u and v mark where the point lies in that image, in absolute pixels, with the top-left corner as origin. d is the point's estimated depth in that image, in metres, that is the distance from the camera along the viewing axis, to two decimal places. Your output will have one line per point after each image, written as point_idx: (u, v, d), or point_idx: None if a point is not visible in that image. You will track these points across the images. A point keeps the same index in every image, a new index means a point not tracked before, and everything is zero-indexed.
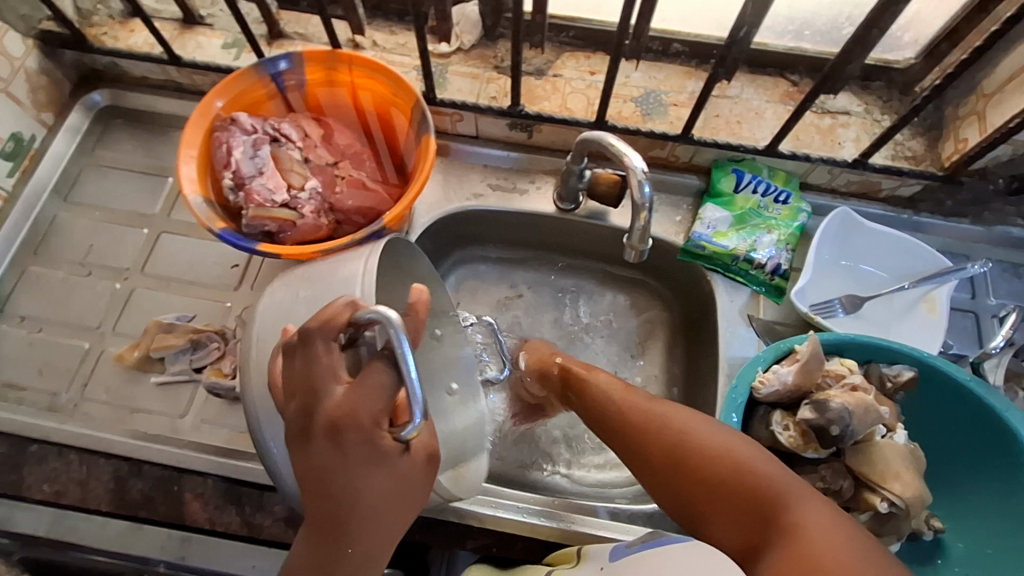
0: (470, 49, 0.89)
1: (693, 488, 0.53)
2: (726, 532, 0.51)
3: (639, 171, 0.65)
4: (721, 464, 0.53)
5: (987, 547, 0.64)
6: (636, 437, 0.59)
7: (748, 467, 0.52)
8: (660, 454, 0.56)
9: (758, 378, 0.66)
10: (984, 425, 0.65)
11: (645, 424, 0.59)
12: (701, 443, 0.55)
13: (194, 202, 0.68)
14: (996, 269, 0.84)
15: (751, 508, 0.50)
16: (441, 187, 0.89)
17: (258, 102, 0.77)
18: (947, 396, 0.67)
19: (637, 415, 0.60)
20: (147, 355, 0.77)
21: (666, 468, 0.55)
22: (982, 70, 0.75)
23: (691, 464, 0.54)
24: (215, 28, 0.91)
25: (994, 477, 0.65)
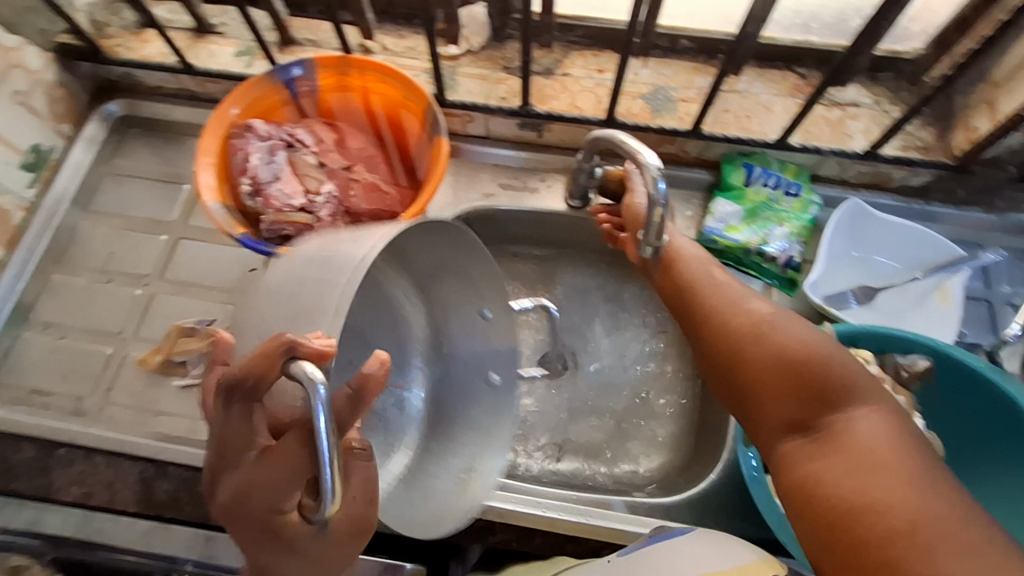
0: (478, 51, 0.90)
1: (738, 364, 0.52)
2: (788, 435, 0.47)
3: (654, 168, 0.63)
4: (806, 369, 0.48)
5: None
6: (705, 310, 0.58)
7: (829, 359, 0.48)
8: (723, 328, 0.55)
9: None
10: (1001, 411, 0.65)
11: (723, 300, 0.57)
12: (772, 331, 0.51)
13: (213, 208, 0.69)
14: (1010, 257, 0.84)
15: (808, 397, 0.47)
16: (452, 188, 0.90)
17: (273, 108, 0.79)
18: (963, 384, 0.68)
19: (715, 294, 0.59)
20: (169, 359, 0.78)
21: (722, 340, 0.54)
22: (992, 59, 0.76)
23: (753, 350, 0.51)
24: (227, 36, 0.93)
25: (1011, 464, 0.65)
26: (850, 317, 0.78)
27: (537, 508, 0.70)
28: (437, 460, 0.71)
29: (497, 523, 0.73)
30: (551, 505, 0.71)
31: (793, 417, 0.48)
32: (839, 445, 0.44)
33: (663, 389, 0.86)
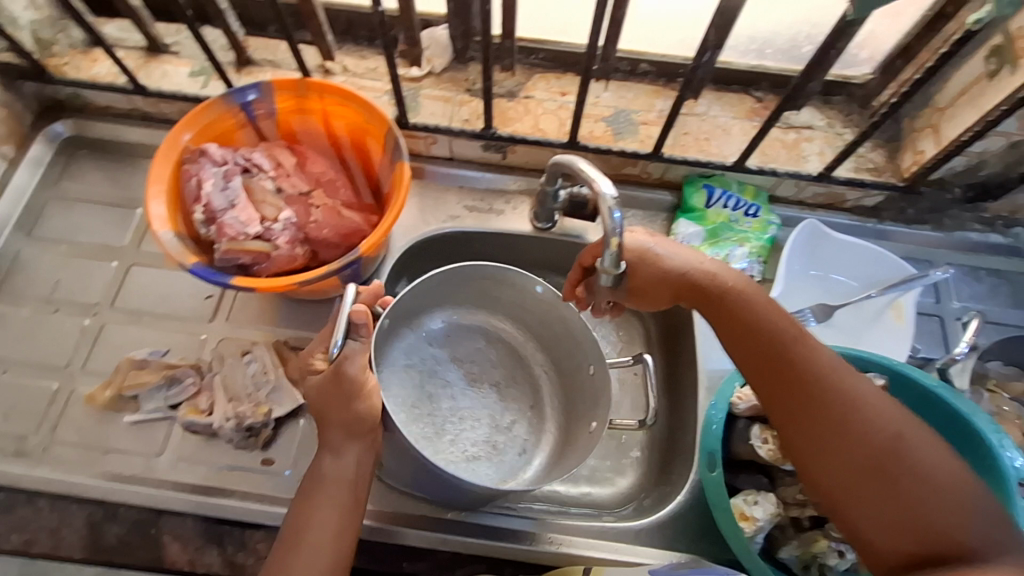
0: (441, 72, 0.90)
1: (778, 387, 0.59)
2: (844, 484, 0.55)
3: (609, 198, 0.62)
4: (877, 437, 0.55)
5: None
6: (761, 351, 0.61)
7: (865, 412, 0.56)
8: (801, 379, 0.58)
9: (738, 394, 0.69)
10: (953, 427, 0.67)
11: (788, 349, 0.60)
12: (855, 391, 0.57)
13: (164, 237, 0.67)
14: (958, 273, 0.87)
15: (817, 434, 0.57)
16: (417, 210, 0.89)
17: (228, 132, 0.77)
18: (917, 401, 0.69)
19: (772, 336, 0.61)
20: (120, 394, 0.75)
21: (799, 393, 0.58)
22: (935, 85, 0.79)
23: (849, 411, 0.56)
24: (181, 56, 0.90)
25: None
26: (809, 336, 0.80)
27: (508, 538, 0.70)
28: (491, 451, 0.77)
29: (466, 555, 0.72)
30: (521, 534, 0.70)
31: (853, 475, 0.55)
32: (937, 495, 0.52)
33: (631, 409, 0.86)
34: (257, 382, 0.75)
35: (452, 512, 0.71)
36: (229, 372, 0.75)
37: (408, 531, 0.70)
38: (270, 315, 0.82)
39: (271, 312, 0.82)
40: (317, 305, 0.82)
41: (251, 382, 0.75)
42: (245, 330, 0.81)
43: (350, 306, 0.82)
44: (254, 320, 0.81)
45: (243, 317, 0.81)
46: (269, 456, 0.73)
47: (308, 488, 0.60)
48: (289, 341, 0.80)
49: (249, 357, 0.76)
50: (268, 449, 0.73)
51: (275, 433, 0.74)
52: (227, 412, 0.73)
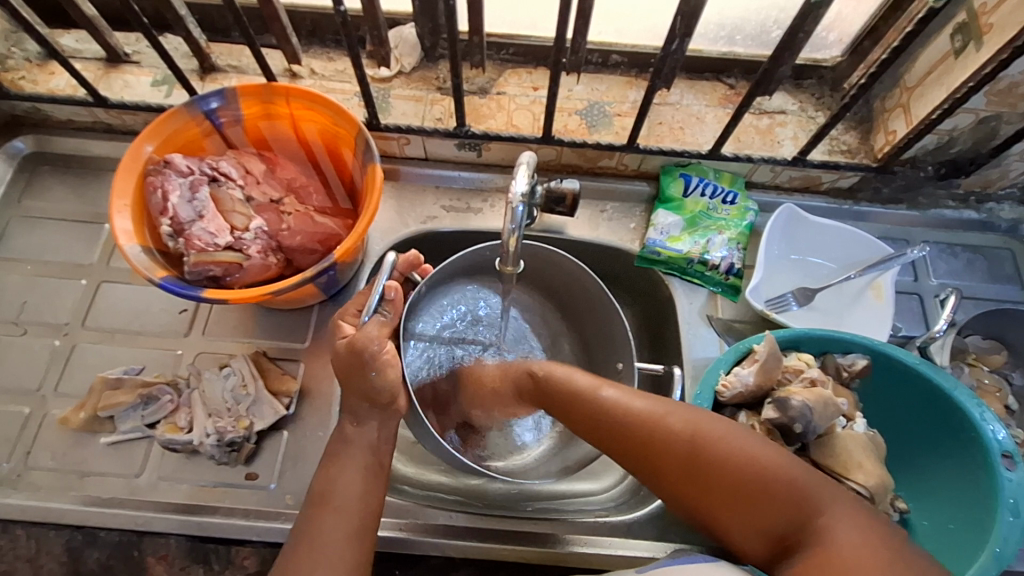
0: (411, 71, 0.88)
1: (613, 436, 0.58)
2: (686, 491, 0.54)
3: (517, 194, 0.57)
4: (683, 444, 0.54)
5: (948, 523, 0.66)
6: (578, 412, 0.60)
7: (651, 440, 0.56)
8: (593, 420, 0.59)
9: (722, 382, 0.67)
10: (938, 403, 0.67)
11: (571, 391, 0.60)
12: (642, 413, 0.57)
13: (131, 252, 0.65)
14: (935, 251, 0.88)
15: (678, 467, 0.54)
16: (394, 213, 0.87)
17: (192, 141, 0.75)
18: (901, 379, 0.70)
19: (572, 392, 0.60)
20: (94, 415, 0.73)
21: (613, 437, 0.58)
22: (904, 65, 0.79)
23: (638, 437, 0.56)
24: (143, 66, 0.88)
25: (951, 454, 0.67)
26: (791, 320, 0.80)
27: (499, 539, 0.69)
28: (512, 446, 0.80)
29: (459, 559, 0.71)
30: (512, 534, 0.70)
31: (684, 480, 0.54)
32: (745, 481, 0.52)
33: None
34: (236, 396, 0.73)
35: (444, 516, 0.70)
36: (206, 386, 0.73)
37: (398, 540, 0.69)
38: (248, 326, 0.80)
39: (249, 324, 0.80)
40: (295, 314, 0.81)
41: (229, 396, 0.73)
42: (222, 342, 0.79)
43: (329, 313, 0.81)
44: (231, 332, 0.79)
45: (221, 330, 0.80)
46: (253, 471, 0.71)
47: (314, 514, 0.58)
48: (268, 352, 0.78)
49: (227, 371, 0.74)
50: (252, 463, 0.72)
51: (258, 446, 0.73)
52: (207, 427, 0.71)
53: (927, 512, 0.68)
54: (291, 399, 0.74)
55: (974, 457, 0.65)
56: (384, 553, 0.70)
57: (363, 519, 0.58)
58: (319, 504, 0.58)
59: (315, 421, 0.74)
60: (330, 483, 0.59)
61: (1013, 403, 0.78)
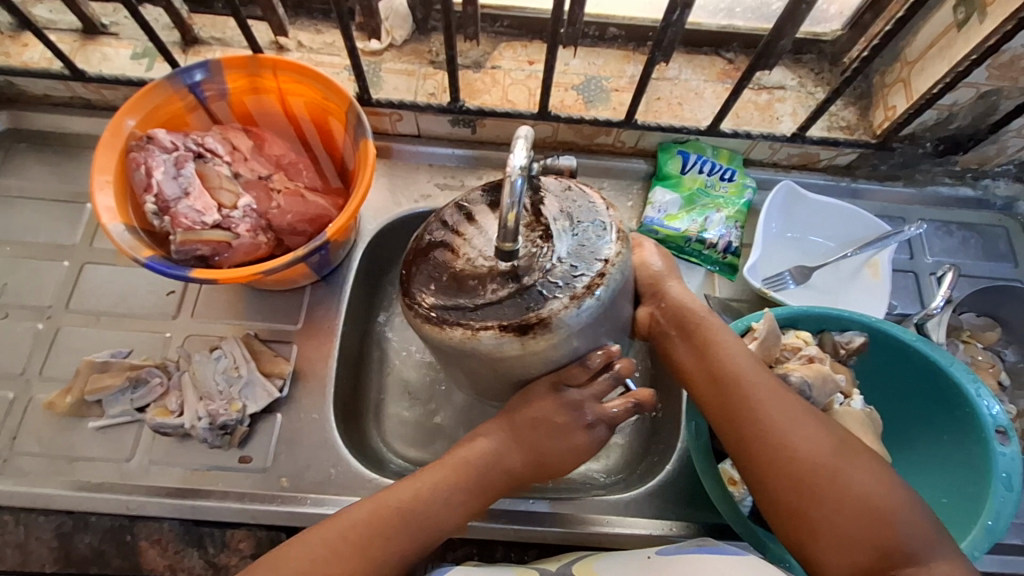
0: (403, 45, 0.86)
1: (748, 411, 0.56)
2: (799, 488, 0.53)
3: (514, 167, 0.53)
4: (821, 443, 0.54)
5: (943, 497, 0.66)
6: (719, 385, 0.58)
7: (791, 423, 0.55)
8: (749, 386, 0.57)
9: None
10: (934, 379, 0.68)
11: (741, 365, 0.59)
12: (790, 402, 0.57)
13: (114, 231, 0.63)
14: (932, 229, 0.87)
15: (804, 463, 0.53)
16: (387, 191, 0.85)
17: (176, 116, 0.72)
18: (898, 355, 0.70)
19: (732, 361, 0.59)
20: (82, 399, 0.71)
21: (748, 410, 0.56)
22: (906, 38, 0.78)
23: (784, 420, 0.55)
24: (121, 37, 0.84)
25: (946, 430, 0.68)
26: (788, 299, 0.80)
27: (497, 519, 0.69)
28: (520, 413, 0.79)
29: (457, 539, 0.70)
30: (510, 514, 0.69)
31: (808, 477, 0.53)
32: (869, 506, 0.51)
33: None
34: (228, 379, 0.72)
35: None
36: (195, 370, 0.72)
37: None
38: (237, 307, 0.78)
39: (239, 306, 0.78)
40: (286, 295, 0.79)
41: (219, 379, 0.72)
42: (212, 324, 0.77)
43: (321, 294, 0.79)
44: (221, 314, 0.78)
45: (210, 311, 0.78)
46: (247, 454, 0.70)
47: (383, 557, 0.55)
48: (259, 334, 0.77)
49: (217, 353, 0.73)
50: (245, 446, 0.70)
51: (252, 429, 0.71)
52: (199, 411, 0.70)
53: (923, 487, 0.69)
54: (284, 381, 0.73)
55: (968, 430, 0.65)
56: None
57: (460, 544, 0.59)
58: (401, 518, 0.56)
59: (309, 403, 0.73)
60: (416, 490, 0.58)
61: (1006, 379, 0.78)
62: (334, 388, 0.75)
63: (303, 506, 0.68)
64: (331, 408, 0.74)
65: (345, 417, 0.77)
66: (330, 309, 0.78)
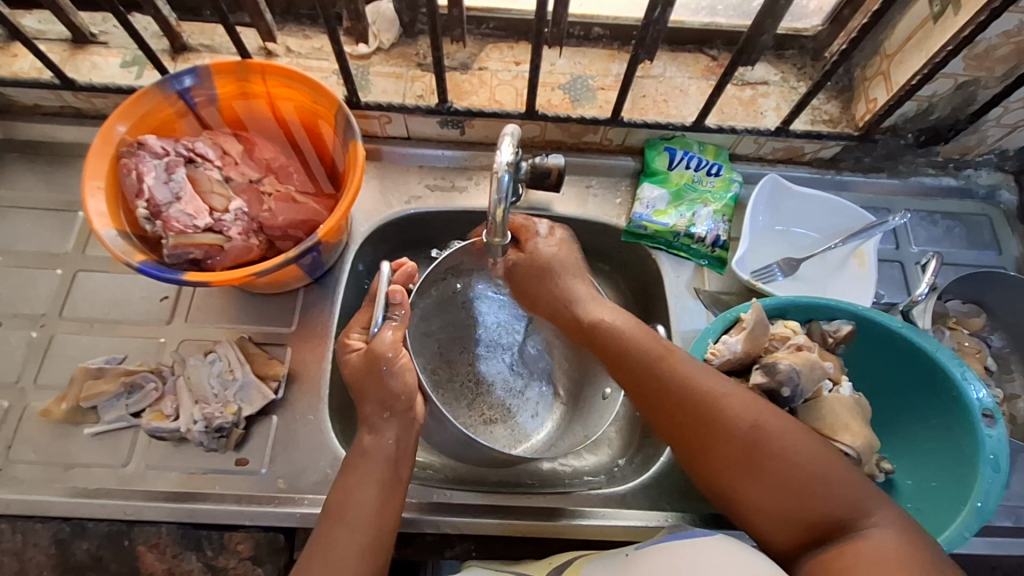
0: (390, 48, 0.87)
1: (665, 409, 0.58)
2: (729, 472, 0.54)
3: (502, 163, 0.56)
4: (740, 426, 0.55)
5: (930, 481, 0.67)
6: (640, 389, 0.60)
7: (707, 413, 0.56)
8: (662, 386, 0.59)
9: (710, 350, 0.68)
10: (919, 365, 0.69)
11: (645, 360, 0.61)
12: (707, 388, 0.57)
13: (107, 236, 0.64)
14: (915, 218, 0.89)
15: (724, 449, 0.55)
16: (378, 193, 0.86)
17: (166, 122, 0.73)
18: (883, 342, 0.71)
19: (645, 362, 0.61)
20: (77, 406, 0.71)
21: (670, 409, 0.58)
22: (884, 32, 0.80)
23: (702, 419, 0.56)
24: (111, 46, 0.85)
25: (931, 414, 0.69)
26: (776, 290, 0.81)
27: (492, 514, 0.69)
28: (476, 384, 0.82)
29: (455, 536, 0.71)
30: (505, 508, 0.70)
31: (732, 463, 0.54)
32: (797, 476, 0.52)
33: None
34: (222, 381, 0.72)
35: (438, 493, 0.70)
36: (190, 373, 0.72)
37: None
38: (231, 311, 0.78)
39: (233, 310, 0.78)
40: (280, 298, 0.79)
41: (215, 382, 0.72)
42: (205, 328, 0.77)
43: (315, 296, 0.80)
44: (215, 318, 0.78)
45: (204, 316, 0.78)
46: (243, 456, 0.70)
47: (331, 527, 0.58)
48: (254, 337, 0.77)
49: (212, 357, 0.73)
50: (241, 449, 0.71)
51: (248, 431, 0.72)
52: (194, 414, 0.70)
53: (911, 472, 0.70)
54: (279, 383, 0.73)
55: (955, 415, 0.66)
56: None
57: (393, 469, 0.62)
58: (319, 551, 0.56)
59: (304, 404, 0.74)
60: (347, 496, 0.59)
61: (992, 364, 0.80)
62: (329, 389, 0.75)
63: (299, 507, 0.68)
64: (327, 409, 0.74)
65: (341, 418, 0.77)
66: (323, 311, 0.79)
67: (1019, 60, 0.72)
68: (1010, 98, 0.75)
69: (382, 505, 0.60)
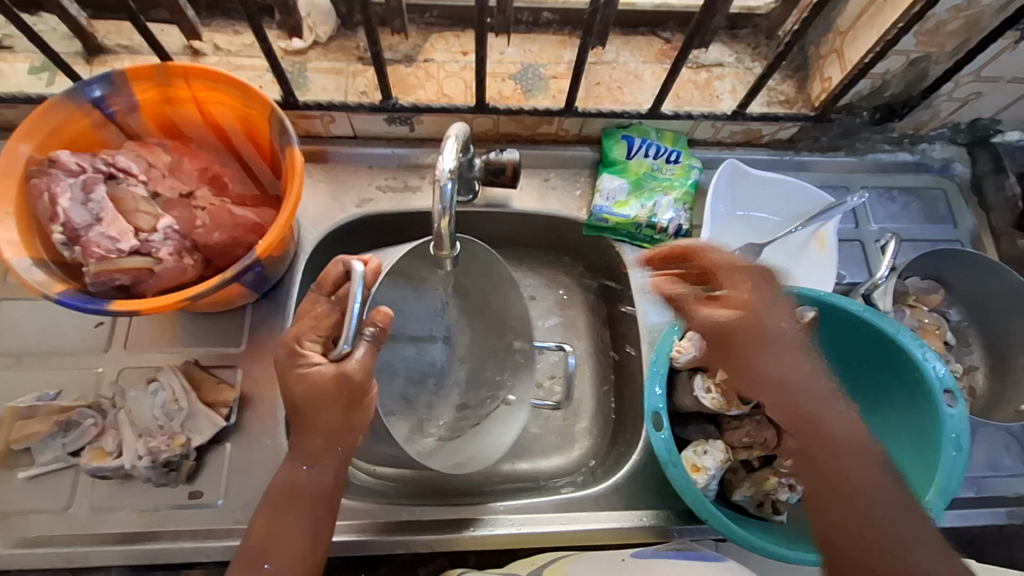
0: (328, 42, 0.81)
1: (823, 442, 0.55)
2: (834, 531, 0.52)
3: (445, 172, 0.54)
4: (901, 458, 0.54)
5: (898, 461, 0.68)
6: (797, 421, 0.56)
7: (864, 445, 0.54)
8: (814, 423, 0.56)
9: (676, 348, 0.70)
10: (882, 347, 0.69)
11: (814, 390, 0.57)
12: None
13: (19, 267, 0.58)
14: (874, 196, 0.89)
15: (850, 495, 0.52)
16: (326, 198, 0.81)
17: (82, 135, 0.67)
18: (844, 326, 0.71)
19: (815, 391, 0.57)
20: (8, 449, 0.66)
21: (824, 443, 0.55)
22: (835, 8, 0.78)
23: (832, 459, 0.54)
24: (16, 51, 0.77)
25: (893, 394, 0.70)
26: None
27: (465, 529, 0.67)
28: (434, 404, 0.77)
29: (427, 553, 0.69)
30: (479, 521, 0.68)
31: (862, 509, 0.52)
32: (890, 542, 0.50)
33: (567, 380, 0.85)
34: (167, 412, 0.68)
35: (407, 511, 0.68)
36: (132, 406, 0.67)
37: (362, 542, 0.66)
38: (174, 334, 0.73)
39: (176, 334, 0.73)
40: (226, 317, 0.75)
41: (159, 413, 0.67)
42: (146, 355, 0.72)
43: (264, 312, 0.75)
44: (156, 343, 0.73)
45: (144, 342, 0.73)
46: (196, 489, 0.67)
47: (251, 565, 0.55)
48: (199, 361, 0.72)
49: (155, 387, 0.68)
50: (194, 481, 0.67)
51: (199, 463, 0.68)
52: (138, 449, 0.65)
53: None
54: (230, 409, 0.69)
55: (917, 396, 0.67)
56: (350, 556, 0.68)
57: (317, 506, 0.57)
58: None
59: (260, 429, 0.70)
60: (270, 533, 0.55)
61: (951, 338, 0.81)
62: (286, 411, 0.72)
63: None
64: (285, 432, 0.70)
65: None
66: (274, 327, 0.75)
67: (969, 34, 0.71)
68: (961, 73, 0.75)
69: (312, 543, 0.56)
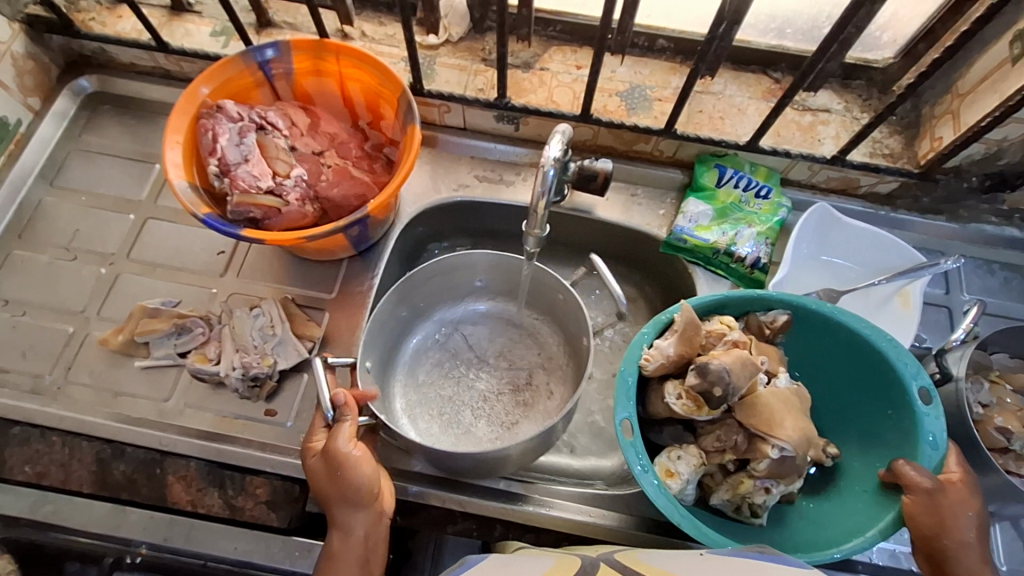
0: (458, 41, 0.90)
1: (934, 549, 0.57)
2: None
3: (548, 159, 0.61)
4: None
5: (878, 462, 0.66)
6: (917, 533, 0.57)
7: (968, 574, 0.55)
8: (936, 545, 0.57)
9: (643, 356, 0.66)
10: (860, 349, 0.66)
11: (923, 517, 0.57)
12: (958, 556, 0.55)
13: (179, 187, 0.69)
14: (970, 266, 0.86)
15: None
16: (430, 178, 0.89)
17: (244, 89, 0.78)
18: (821, 328, 0.68)
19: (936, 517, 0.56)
20: (131, 339, 0.77)
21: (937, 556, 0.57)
22: (958, 70, 0.78)
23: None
24: (203, 16, 0.91)
25: (870, 394, 0.67)
26: None
27: (496, 495, 0.72)
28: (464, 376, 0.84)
29: (459, 512, 0.73)
30: (511, 494, 0.72)
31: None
32: None
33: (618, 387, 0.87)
34: (263, 334, 0.76)
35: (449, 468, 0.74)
36: (236, 324, 0.77)
37: (407, 488, 0.72)
38: (282, 272, 0.83)
39: (280, 271, 0.83)
40: (324, 266, 0.84)
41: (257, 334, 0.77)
42: (255, 285, 0.82)
43: (357, 267, 0.83)
44: (265, 276, 0.83)
45: (255, 273, 0.83)
46: (273, 407, 0.75)
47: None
48: (297, 298, 0.82)
49: (256, 312, 0.78)
50: (272, 400, 0.75)
51: (280, 385, 0.76)
52: (234, 361, 0.74)
53: (857, 455, 0.68)
54: (314, 344, 0.78)
55: (895, 396, 0.64)
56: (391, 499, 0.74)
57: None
58: None
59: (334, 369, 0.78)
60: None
61: None
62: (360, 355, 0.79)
63: None
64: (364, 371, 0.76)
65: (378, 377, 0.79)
66: (364, 282, 0.83)
67: None
68: None
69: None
